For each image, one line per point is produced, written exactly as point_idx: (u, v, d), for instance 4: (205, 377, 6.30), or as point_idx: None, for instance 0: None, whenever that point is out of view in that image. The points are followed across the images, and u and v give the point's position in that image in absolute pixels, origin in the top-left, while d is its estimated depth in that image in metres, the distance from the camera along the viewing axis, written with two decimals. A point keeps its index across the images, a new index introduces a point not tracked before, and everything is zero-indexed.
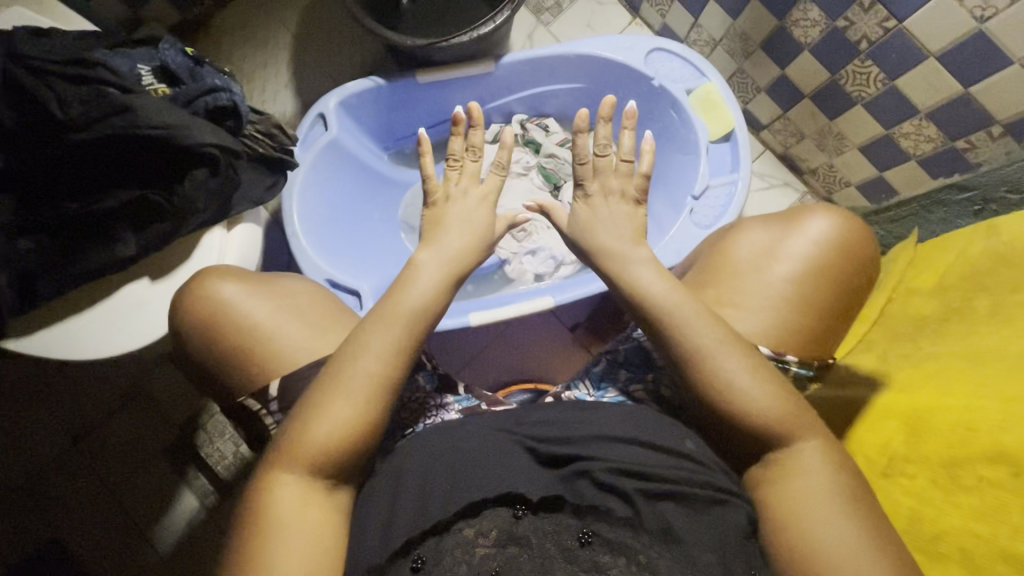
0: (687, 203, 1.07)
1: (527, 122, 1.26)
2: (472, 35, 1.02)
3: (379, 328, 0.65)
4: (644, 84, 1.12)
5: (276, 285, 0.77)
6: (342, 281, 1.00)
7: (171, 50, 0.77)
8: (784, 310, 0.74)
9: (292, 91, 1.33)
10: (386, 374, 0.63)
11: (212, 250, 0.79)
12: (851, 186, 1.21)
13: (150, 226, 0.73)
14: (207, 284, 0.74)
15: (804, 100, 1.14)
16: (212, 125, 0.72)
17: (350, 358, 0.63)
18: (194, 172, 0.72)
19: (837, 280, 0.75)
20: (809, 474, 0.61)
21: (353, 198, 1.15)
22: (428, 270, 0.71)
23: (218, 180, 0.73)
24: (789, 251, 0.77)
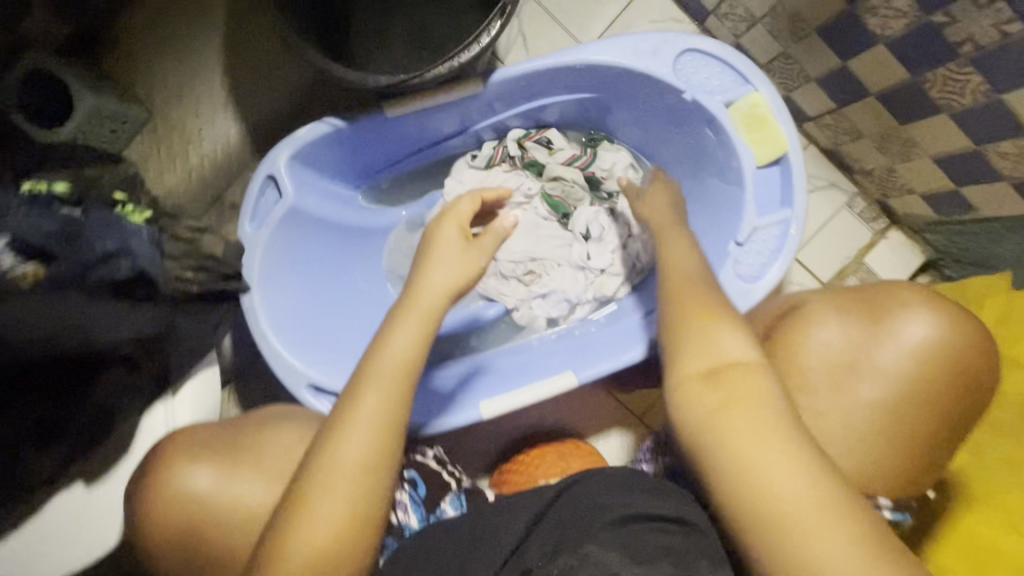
0: (729, 248, 0.89)
1: (524, 140, 1.02)
2: (451, 66, 0.78)
3: (367, 398, 0.57)
4: (672, 97, 0.89)
5: (248, 450, 0.63)
6: (328, 386, 0.84)
7: (37, 211, 0.60)
8: (887, 450, 0.61)
9: (233, 111, 1.09)
10: (375, 453, 0.56)
11: (160, 419, 0.66)
12: (915, 194, 1.02)
13: (68, 443, 0.60)
14: (178, 473, 0.59)
15: (869, 98, 0.92)
16: (129, 314, 0.58)
17: (332, 443, 0.55)
18: (109, 374, 0.60)
19: (942, 404, 0.61)
20: (738, 415, 0.54)
21: (328, 263, 0.95)
22: (408, 320, 0.61)
23: (143, 374, 0.62)
24: (879, 364, 0.62)
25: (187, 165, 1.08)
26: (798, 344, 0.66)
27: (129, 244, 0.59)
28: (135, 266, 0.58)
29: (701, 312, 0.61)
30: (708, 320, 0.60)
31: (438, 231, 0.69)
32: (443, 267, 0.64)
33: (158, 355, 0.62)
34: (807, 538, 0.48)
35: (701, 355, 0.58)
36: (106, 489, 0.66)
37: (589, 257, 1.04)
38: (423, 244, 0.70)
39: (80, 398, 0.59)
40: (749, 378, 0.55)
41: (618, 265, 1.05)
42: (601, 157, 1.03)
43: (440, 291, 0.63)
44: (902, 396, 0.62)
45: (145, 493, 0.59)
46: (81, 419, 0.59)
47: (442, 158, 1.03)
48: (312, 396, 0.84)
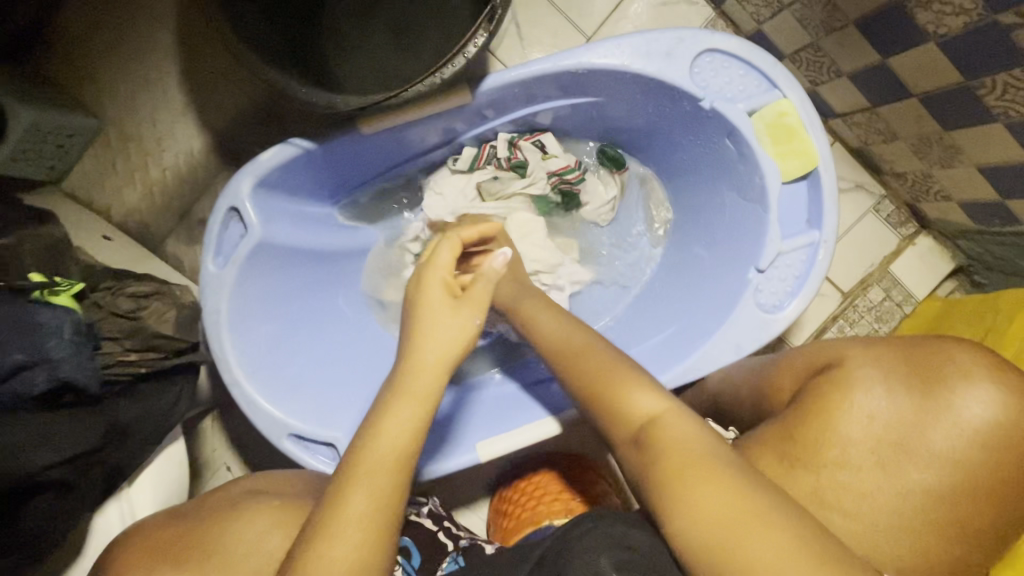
0: (749, 274, 0.80)
1: (518, 141, 0.88)
2: (432, 81, 0.69)
3: (355, 490, 0.48)
4: (687, 103, 0.78)
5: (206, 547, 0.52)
6: (311, 435, 0.77)
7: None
8: (937, 541, 0.57)
9: (195, 118, 0.98)
10: (368, 554, 0.47)
11: (115, 519, 0.62)
12: (952, 201, 0.92)
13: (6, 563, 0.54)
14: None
15: (910, 99, 0.81)
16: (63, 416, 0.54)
17: (319, 538, 0.47)
18: (49, 489, 0.54)
19: (999, 489, 0.57)
20: (673, 453, 0.51)
21: (306, 293, 0.86)
22: (406, 403, 0.53)
23: (81, 491, 0.57)
24: (934, 446, 0.58)
25: (148, 179, 0.99)
26: (840, 411, 0.61)
27: (45, 351, 0.52)
28: (53, 377, 0.53)
29: (615, 370, 0.58)
30: (627, 376, 0.58)
31: (424, 295, 0.59)
32: (438, 339, 0.56)
33: (93, 470, 0.57)
34: (749, 553, 0.44)
35: (619, 414, 0.56)
36: None
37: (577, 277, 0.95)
38: (409, 308, 0.60)
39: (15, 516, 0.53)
40: (680, 420, 0.54)
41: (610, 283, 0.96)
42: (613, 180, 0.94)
43: (434, 370, 0.55)
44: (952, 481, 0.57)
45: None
46: (12, 546, 0.53)
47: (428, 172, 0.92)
48: (295, 444, 0.77)
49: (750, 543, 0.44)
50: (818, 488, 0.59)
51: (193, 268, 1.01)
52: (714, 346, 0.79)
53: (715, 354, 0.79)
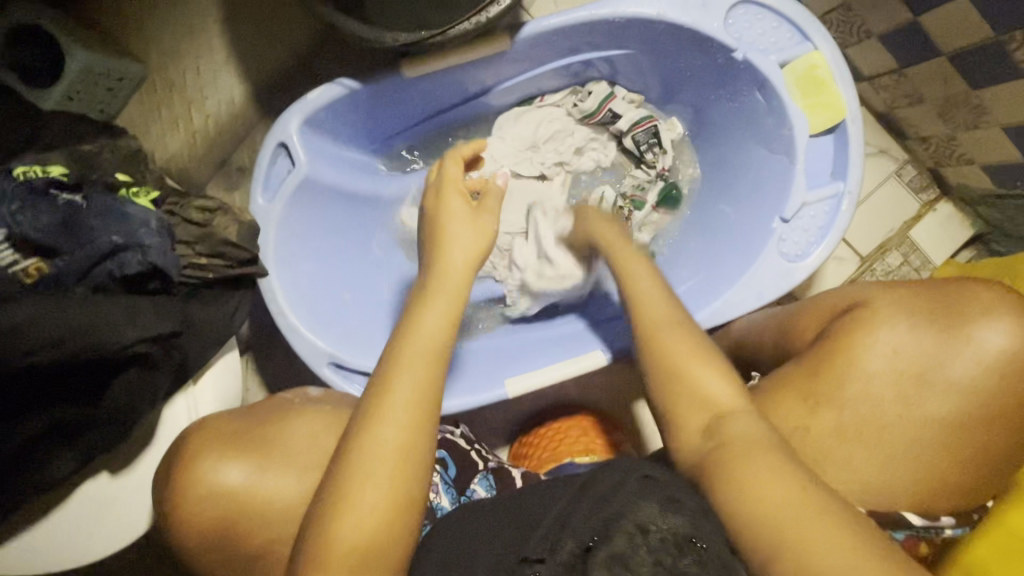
0: (773, 224, 0.83)
1: (575, 88, 0.93)
2: (477, 22, 0.72)
3: (400, 382, 0.52)
4: (719, 55, 0.81)
5: (266, 440, 0.57)
6: (348, 363, 0.81)
7: (30, 202, 0.57)
8: (943, 460, 0.61)
9: (237, 68, 1.01)
10: (412, 433, 0.51)
11: (182, 412, 0.62)
12: (974, 165, 0.94)
13: (93, 436, 0.56)
14: (207, 472, 0.53)
15: (938, 58, 0.83)
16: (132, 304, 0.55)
17: (372, 421, 0.51)
18: (123, 373, 0.56)
19: (1012, 411, 0.61)
20: (745, 453, 0.53)
21: (342, 232, 0.89)
22: (437, 299, 0.57)
23: (162, 372, 0.58)
24: (953, 375, 0.61)
25: (190, 127, 1.02)
26: (861, 346, 0.64)
27: (137, 237, 0.57)
28: (144, 260, 0.57)
29: (690, 351, 0.60)
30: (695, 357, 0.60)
31: (443, 203, 0.64)
32: (462, 240, 0.61)
33: (174, 352, 0.58)
34: (804, 546, 0.46)
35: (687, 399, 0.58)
36: (127, 481, 0.61)
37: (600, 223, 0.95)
38: (432, 220, 0.64)
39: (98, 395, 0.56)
40: (745, 418, 0.56)
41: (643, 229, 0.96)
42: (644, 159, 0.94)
43: (460, 272, 0.59)
44: (959, 406, 0.61)
45: (171, 499, 0.53)
46: (99, 417, 0.56)
47: (463, 122, 0.95)
48: (333, 372, 0.81)
49: (802, 535, 0.46)
50: (840, 422, 0.64)
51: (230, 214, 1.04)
52: (737, 293, 0.83)
53: (737, 300, 0.83)
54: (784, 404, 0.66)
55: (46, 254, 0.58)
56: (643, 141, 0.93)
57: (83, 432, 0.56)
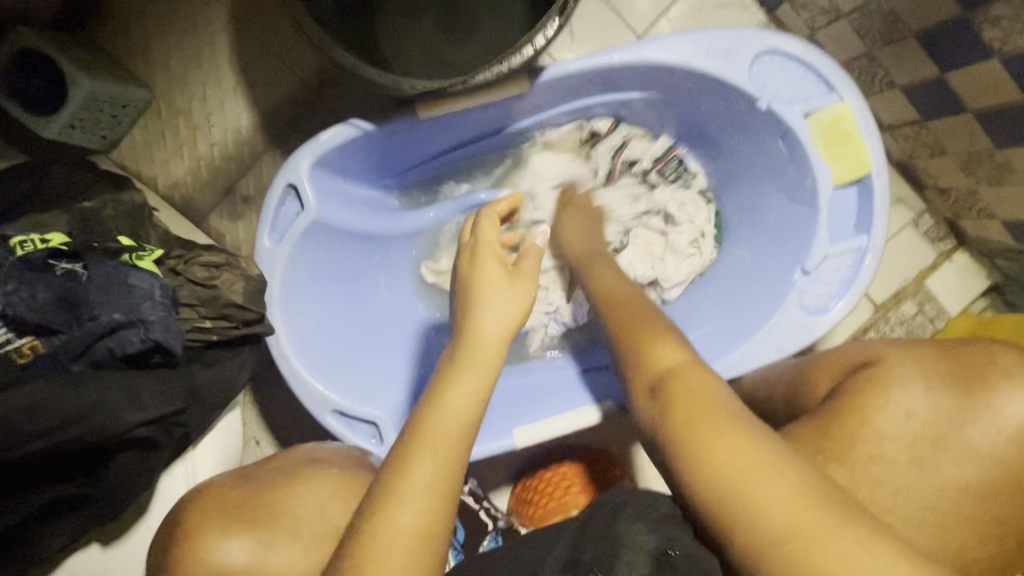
0: (794, 276, 0.82)
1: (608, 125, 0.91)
2: (498, 71, 0.69)
3: (419, 462, 0.49)
4: (742, 104, 0.79)
5: (270, 514, 0.53)
6: (353, 412, 0.78)
7: (28, 282, 0.54)
8: (966, 540, 0.58)
9: (245, 95, 0.99)
10: (430, 518, 0.47)
11: (180, 480, 0.60)
12: (995, 219, 0.93)
13: (84, 516, 0.55)
14: (206, 552, 0.49)
15: (964, 115, 0.81)
16: (140, 382, 0.55)
17: (387, 503, 0.47)
18: (122, 455, 0.55)
19: None
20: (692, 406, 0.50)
21: (351, 271, 0.87)
22: (467, 371, 0.54)
23: (161, 451, 0.57)
24: (971, 441, 0.59)
25: (195, 154, 1.00)
26: (876, 407, 0.63)
27: (140, 313, 0.54)
28: (146, 337, 0.53)
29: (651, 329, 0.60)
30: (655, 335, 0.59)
31: (477, 268, 0.61)
32: (497, 309, 0.58)
33: (175, 431, 0.58)
34: (753, 496, 0.44)
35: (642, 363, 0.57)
36: (123, 550, 0.58)
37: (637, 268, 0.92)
38: (461, 283, 0.62)
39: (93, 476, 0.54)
40: (696, 375, 0.53)
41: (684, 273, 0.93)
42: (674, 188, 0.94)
43: (491, 345, 0.56)
44: (980, 479, 0.59)
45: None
46: (96, 495, 0.54)
47: (477, 158, 0.92)
48: (337, 421, 0.78)
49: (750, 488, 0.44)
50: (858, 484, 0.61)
51: (232, 244, 1.01)
52: (754, 346, 0.82)
53: (754, 353, 0.82)
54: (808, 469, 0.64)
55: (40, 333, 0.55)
56: (670, 171, 0.94)
57: (77, 509, 0.54)
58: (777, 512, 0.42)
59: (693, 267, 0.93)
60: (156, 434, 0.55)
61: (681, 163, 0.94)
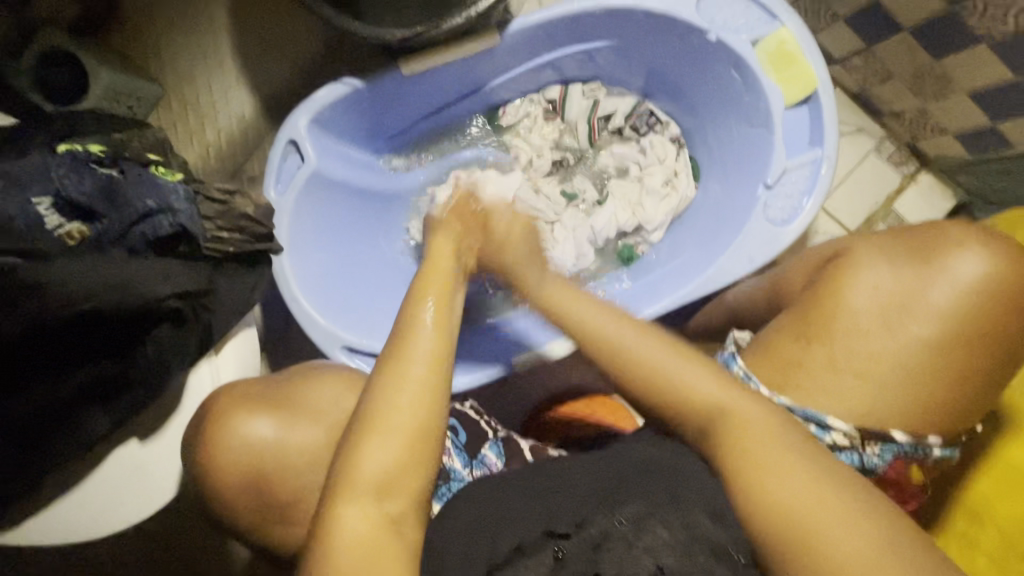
0: (758, 191, 0.88)
1: (574, 87, 1.02)
2: (468, 15, 0.80)
3: (420, 340, 0.58)
4: (695, 40, 0.87)
5: (292, 398, 0.63)
6: (362, 347, 0.84)
7: (75, 169, 0.56)
8: (936, 391, 0.61)
9: (247, 84, 1.09)
10: (434, 381, 0.57)
11: (206, 379, 0.64)
12: (948, 134, 0.99)
13: (123, 396, 0.59)
14: (239, 425, 0.59)
15: (901, 34, 0.89)
16: (169, 268, 0.58)
17: (390, 376, 0.57)
18: (155, 331, 0.58)
19: (1001, 342, 0.61)
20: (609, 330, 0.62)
21: (352, 227, 0.95)
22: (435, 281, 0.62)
23: (190, 332, 0.60)
24: (930, 301, 0.61)
25: (204, 141, 1.09)
26: (845, 287, 0.64)
27: (168, 202, 0.58)
28: (175, 223, 0.58)
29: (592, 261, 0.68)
30: (621, 326, 0.61)
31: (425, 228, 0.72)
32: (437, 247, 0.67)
33: (203, 312, 0.60)
34: (771, 490, 0.52)
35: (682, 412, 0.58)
36: (157, 447, 0.63)
37: (615, 216, 1.01)
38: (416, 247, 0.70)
39: (128, 354, 0.58)
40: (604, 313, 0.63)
41: (663, 213, 1.01)
42: (648, 138, 1.03)
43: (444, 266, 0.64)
44: (947, 336, 0.60)
45: (205, 449, 0.59)
46: (130, 378, 0.58)
47: (462, 121, 1.02)
48: (347, 356, 0.84)
49: (765, 479, 0.52)
50: (831, 355, 0.63)
51: None
52: (727, 260, 0.87)
53: (729, 268, 0.87)
54: (781, 351, 0.65)
55: (86, 219, 0.57)
56: (642, 124, 1.03)
57: (119, 390, 0.58)
58: (792, 500, 0.51)
59: (670, 206, 1.01)
60: (184, 309, 0.58)
61: (651, 115, 1.03)
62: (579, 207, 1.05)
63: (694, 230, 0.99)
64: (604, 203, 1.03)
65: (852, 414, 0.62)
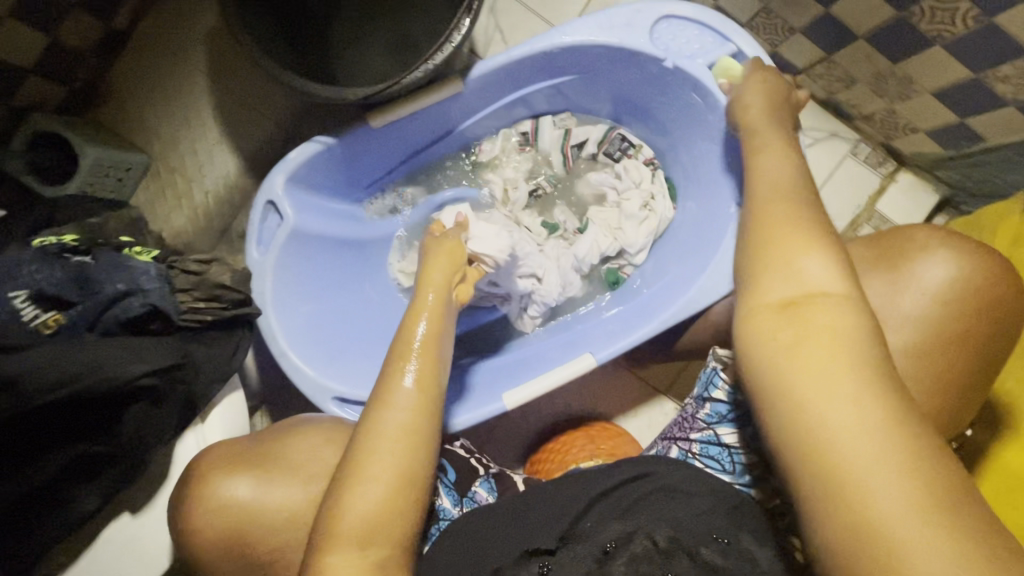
0: (732, 208, 0.90)
1: (544, 119, 1.04)
2: (425, 68, 0.81)
3: (399, 381, 0.61)
4: (652, 66, 0.89)
5: (273, 455, 0.65)
6: (353, 397, 0.85)
7: (46, 262, 0.60)
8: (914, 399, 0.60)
9: (230, 146, 1.12)
10: (421, 415, 0.60)
11: (191, 445, 0.66)
12: (920, 133, 0.99)
13: (105, 475, 0.60)
14: (216, 487, 0.62)
15: (857, 42, 0.90)
16: (144, 342, 0.60)
17: (376, 416, 0.60)
18: (132, 408, 0.60)
19: (977, 345, 0.60)
20: (766, 204, 0.63)
21: (337, 277, 0.97)
22: (422, 316, 0.67)
23: (168, 404, 0.62)
24: (893, 306, 0.60)
25: (193, 204, 1.11)
26: None
27: (139, 283, 0.62)
28: (145, 301, 0.61)
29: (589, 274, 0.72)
30: (790, 214, 0.60)
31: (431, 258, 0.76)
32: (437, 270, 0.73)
33: (180, 384, 0.62)
34: (816, 399, 0.48)
35: (791, 291, 0.55)
36: (147, 519, 0.64)
37: (597, 245, 1.02)
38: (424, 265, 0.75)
39: (108, 432, 0.60)
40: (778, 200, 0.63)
41: (644, 236, 1.02)
42: (622, 163, 1.04)
43: (432, 303, 0.69)
44: (914, 344, 0.60)
45: (185, 512, 0.61)
46: (113, 455, 0.60)
47: (441, 161, 1.05)
48: (339, 408, 0.85)
49: (819, 389, 0.48)
50: None
51: None
52: (708, 278, 0.87)
53: (711, 286, 0.87)
54: None
55: (61, 306, 0.60)
56: (615, 149, 1.05)
57: (103, 468, 0.60)
58: (840, 422, 0.46)
59: (652, 230, 1.02)
60: (158, 384, 0.59)
61: (624, 140, 1.04)
62: (561, 237, 1.05)
63: (676, 250, 0.99)
64: (585, 230, 1.04)
65: None
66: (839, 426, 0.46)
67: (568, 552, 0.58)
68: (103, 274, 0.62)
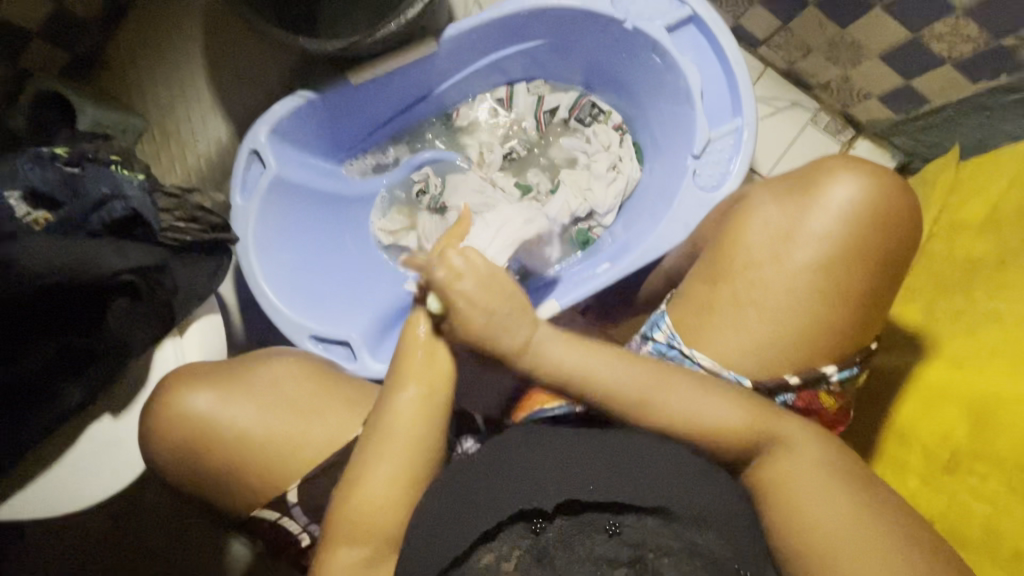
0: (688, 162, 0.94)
1: (518, 85, 1.10)
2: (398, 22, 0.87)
3: (409, 389, 0.65)
4: (615, 29, 0.95)
5: (236, 376, 0.71)
6: (327, 334, 0.91)
7: (41, 163, 0.66)
8: (826, 313, 0.65)
9: (221, 112, 1.18)
10: (427, 420, 0.65)
11: (170, 356, 0.73)
12: (872, 98, 1.04)
13: (89, 370, 0.68)
14: (180, 398, 0.68)
15: (808, 8, 0.95)
16: (122, 245, 0.66)
17: (385, 420, 0.64)
18: (114, 305, 0.67)
19: (887, 262, 0.65)
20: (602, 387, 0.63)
21: (319, 230, 1.02)
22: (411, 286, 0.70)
23: (147, 305, 0.68)
24: (816, 230, 0.65)
25: (185, 165, 1.17)
26: (747, 228, 0.70)
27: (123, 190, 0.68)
28: (127, 205, 0.67)
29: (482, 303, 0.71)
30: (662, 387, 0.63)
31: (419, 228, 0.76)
32: None
33: (156, 286, 0.68)
34: (797, 509, 0.58)
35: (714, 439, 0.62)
36: (128, 423, 0.73)
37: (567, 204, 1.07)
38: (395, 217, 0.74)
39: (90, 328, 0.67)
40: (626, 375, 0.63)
41: (612, 195, 1.07)
42: (592, 128, 1.10)
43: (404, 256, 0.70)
44: (828, 262, 0.65)
45: (154, 412, 0.68)
46: (95, 349, 0.67)
47: (420, 125, 1.11)
48: (314, 345, 0.91)
49: (797, 480, 0.59)
50: (734, 292, 0.68)
51: None
52: (665, 226, 0.93)
53: (668, 234, 0.92)
54: (696, 295, 0.71)
55: (51, 206, 0.67)
56: (586, 115, 1.10)
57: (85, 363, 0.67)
58: (823, 520, 0.56)
59: (617, 191, 1.07)
60: (136, 280, 0.66)
61: (594, 106, 1.10)
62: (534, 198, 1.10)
63: (638, 207, 1.05)
64: (556, 190, 1.09)
65: (752, 341, 0.67)
66: (825, 521, 0.56)
67: (574, 520, 0.58)
68: (89, 181, 0.68)
